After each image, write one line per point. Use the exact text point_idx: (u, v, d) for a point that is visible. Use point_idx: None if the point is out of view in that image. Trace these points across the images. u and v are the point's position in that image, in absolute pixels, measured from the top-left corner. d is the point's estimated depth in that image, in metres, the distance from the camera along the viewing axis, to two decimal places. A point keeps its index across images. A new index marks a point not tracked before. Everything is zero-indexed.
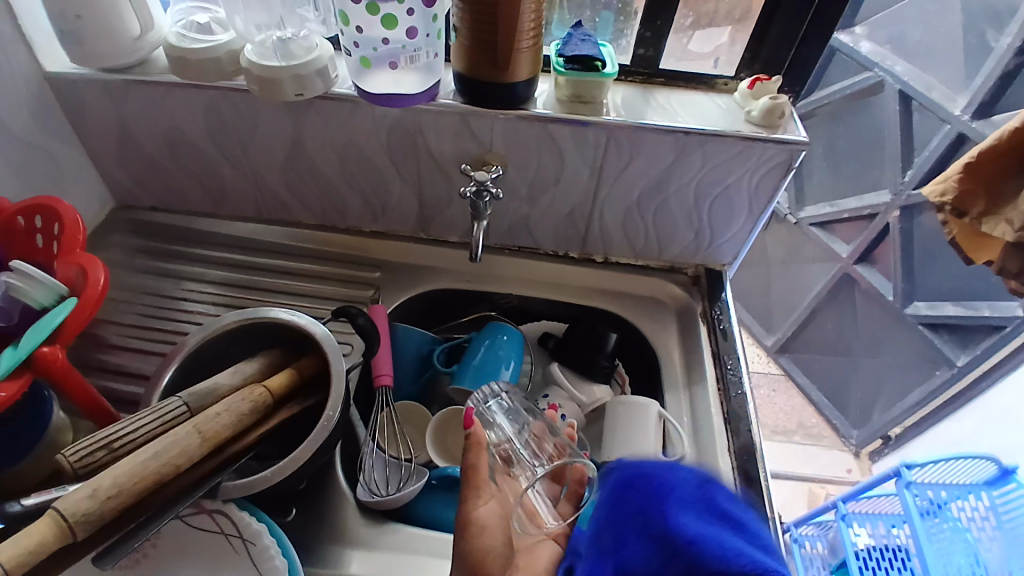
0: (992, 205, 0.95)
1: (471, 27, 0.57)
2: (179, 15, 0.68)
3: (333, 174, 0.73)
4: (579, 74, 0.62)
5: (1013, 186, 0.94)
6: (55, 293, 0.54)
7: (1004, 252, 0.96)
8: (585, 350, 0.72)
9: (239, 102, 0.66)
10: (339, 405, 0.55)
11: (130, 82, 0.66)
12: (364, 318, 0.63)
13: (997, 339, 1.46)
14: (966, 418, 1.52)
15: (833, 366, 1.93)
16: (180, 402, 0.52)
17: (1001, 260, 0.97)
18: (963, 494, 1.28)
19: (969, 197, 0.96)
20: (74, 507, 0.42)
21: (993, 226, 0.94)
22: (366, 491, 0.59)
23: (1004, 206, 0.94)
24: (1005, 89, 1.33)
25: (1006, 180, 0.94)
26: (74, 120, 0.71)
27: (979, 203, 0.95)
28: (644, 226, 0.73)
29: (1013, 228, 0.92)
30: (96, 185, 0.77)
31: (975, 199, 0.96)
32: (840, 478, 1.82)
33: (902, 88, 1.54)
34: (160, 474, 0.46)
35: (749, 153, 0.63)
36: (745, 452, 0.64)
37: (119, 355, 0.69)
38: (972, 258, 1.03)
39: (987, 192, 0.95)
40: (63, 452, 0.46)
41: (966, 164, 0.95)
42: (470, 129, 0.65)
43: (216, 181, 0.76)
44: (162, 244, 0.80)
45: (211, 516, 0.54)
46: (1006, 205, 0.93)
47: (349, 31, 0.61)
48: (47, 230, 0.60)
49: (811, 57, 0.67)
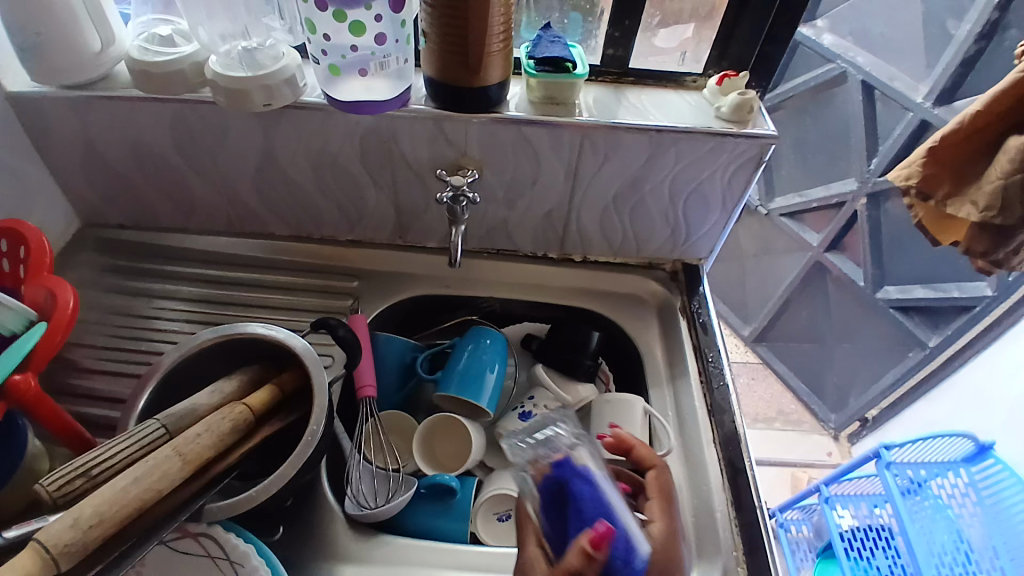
0: (957, 187, 0.97)
1: (442, 32, 0.57)
2: (142, 28, 0.66)
3: (307, 184, 0.72)
4: (552, 76, 0.62)
5: (975, 168, 0.96)
6: (25, 318, 0.52)
7: (972, 235, 1.00)
8: (569, 351, 0.72)
9: (207, 113, 0.65)
10: (323, 419, 0.54)
11: (92, 97, 0.64)
12: (345, 330, 0.62)
13: (966, 320, 1.50)
14: (941, 398, 1.57)
15: (809, 353, 1.96)
16: (158, 425, 0.51)
17: (968, 243, 1.01)
18: (942, 472, 1.31)
19: (934, 180, 0.98)
20: (56, 537, 0.41)
21: (959, 207, 0.97)
22: (354, 505, 0.59)
23: (967, 188, 0.96)
24: (966, 76, 1.37)
25: (970, 163, 0.97)
26: (35, 138, 0.68)
27: (944, 186, 0.98)
28: (622, 224, 0.74)
29: (978, 210, 0.94)
30: (60, 203, 0.75)
31: (940, 181, 0.98)
32: (822, 462, 1.85)
33: (866, 78, 1.57)
34: (142, 499, 0.45)
35: (721, 149, 0.64)
36: (731, 444, 0.65)
37: (93, 379, 0.67)
38: (939, 240, 1.05)
39: (952, 171, 0.97)
40: (39, 481, 0.45)
41: (932, 149, 0.97)
42: (444, 134, 0.65)
43: (186, 196, 0.74)
44: (132, 262, 0.78)
45: (197, 539, 0.53)
46: (970, 186, 0.96)
47: (316, 39, 0.60)
48: (13, 253, 0.58)
49: (778, 53, 0.68)
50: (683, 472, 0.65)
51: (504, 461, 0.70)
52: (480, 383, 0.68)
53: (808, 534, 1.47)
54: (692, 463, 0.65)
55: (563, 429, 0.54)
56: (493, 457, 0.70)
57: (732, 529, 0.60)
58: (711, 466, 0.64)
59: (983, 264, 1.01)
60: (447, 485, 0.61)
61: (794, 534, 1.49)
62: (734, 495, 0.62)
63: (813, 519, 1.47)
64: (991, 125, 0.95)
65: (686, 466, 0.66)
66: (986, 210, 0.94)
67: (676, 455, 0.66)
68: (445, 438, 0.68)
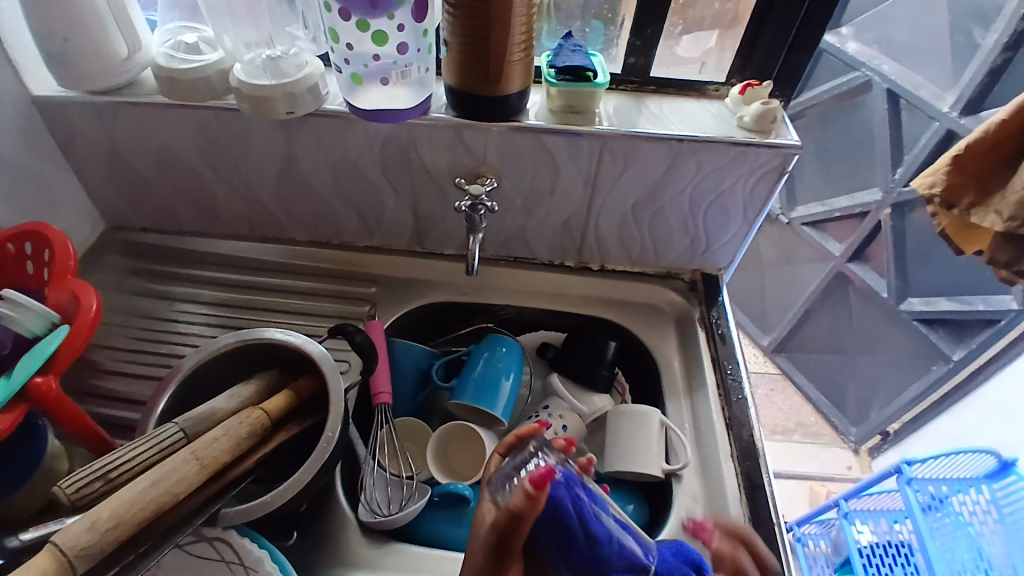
0: (981, 197, 0.95)
1: (462, 41, 0.57)
2: (168, 35, 0.67)
3: (327, 191, 0.72)
4: (572, 85, 0.62)
5: (1000, 177, 0.94)
6: (48, 321, 0.54)
7: (998, 244, 0.98)
8: (585, 360, 0.72)
9: (230, 120, 0.65)
10: (338, 425, 0.54)
11: (119, 104, 0.65)
12: (361, 336, 0.62)
13: (991, 333, 1.46)
14: (965, 413, 1.53)
15: (830, 364, 1.93)
16: (176, 428, 0.51)
17: (991, 252, 0.99)
18: (964, 489, 1.28)
19: (958, 189, 0.96)
20: (74, 540, 0.41)
21: (983, 216, 0.94)
22: (368, 512, 0.59)
23: (991, 198, 0.94)
24: (993, 86, 1.35)
25: (995, 172, 0.95)
26: (63, 142, 0.70)
27: (968, 195, 0.96)
28: (641, 233, 0.73)
29: (1002, 219, 0.92)
30: (86, 206, 0.77)
31: (964, 190, 0.96)
32: (841, 476, 1.82)
33: (890, 87, 1.55)
34: (159, 503, 0.45)
35: (743, 159, 0.64)
36: (749, 459, 0.64)
37: (114, 380, 0.68)
38: (963, 248, 1.03)
39: (976, 181, 0.95)
40: (59, 483, 0.45)
41: (955, 157, 0.95)
42: (463, 142, 0.65)
43: (208, 200, 0.75)
44: (155, 265, 0.79)
45: (212, 544, 0.53)
46: (993, 196, 0.94)
47: (339, 48, 0.60)
48: (37, 256, 0.59)
49: (802, 62, 0.67)
50: (699, 486, 0.64)
51: None
52: (496, 391, 0.68)
53: (826, 549, 1.45)
54: (709, 477, 0.64)
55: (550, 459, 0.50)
56: None
57: None
58: (729, 481, 0.63)
59: (1006, 274, 0.99)
60: (460, 495, 0.60)
61: (811, 549, 1.47)
62: (752, 510, 0.61)
63: (832, 534, 1.45)
64: (1016, 134, 0.92)
65: (703, 480, 0.65)
66: (1010, 219, 0.91)
67: (693, 468, 0.66)
68: (461, 446, 0.68)
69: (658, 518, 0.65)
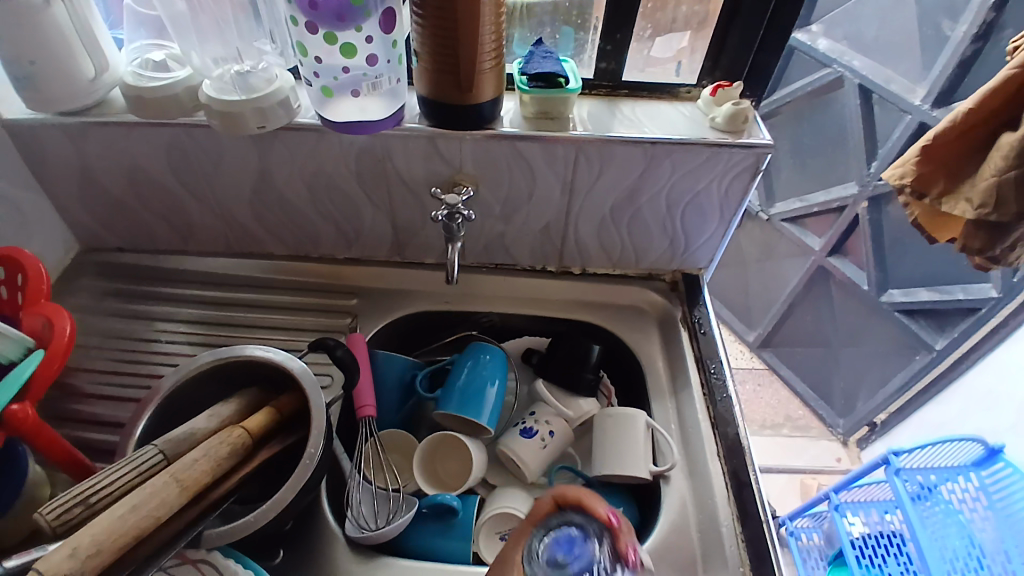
0: (952, 185, 0.96)
1: (432, 51, 0.57)
2: (136, 54, 0.67)
3: (303, 204, 0.72)
4: (545, 91, 0.62)
5: (970, 164, 0.95)
6: (24, 347, 0.53)
7: (969, 231, 0.97)
8: (569, 365, 0.72)
9: (202, 137, 0.65)
10: (321, 441, 0.54)
11: (88, 124, 0.64)
12: (343, 350, 0.62)
13: (971, 322, 1.48)
14: (950, 400, 1.55)
15: (815, 357, 1.95)
16: (156, 451, 0.51)
17: (965, 239, 0.98)
18: (953, 476, 1.30)
19: (929, 178, 0.97)
20: (55, 567, 0.40)
21: (955, 206, 0.94)
22: (355, 527, 0.58)
23: (962, 186, 0.94)
24: (964, 77, 1.37)
25: (965, 160, 0.95)
26: (32, 164, 0.69)
27: (938, 183, 0.96)
28: (620, 236, 0.73)
29: (973, 207, 0.92)
30: (59, 228, 0.75)
31: (934, 180, 0.97)
32: (831, 468, 1.83)
33: (862, 82, 1.57)
34: (139, 528, 0.44)
35: (717, 159, 0.64)
36: (735, 457, 0.64)
37: (94, 404, 0.67)
38: (935, 237, 1.03)
39: (946, 170, 0.96)
40: (39, 510, 0.44)
41: (926, 146, 0.96)
42: (439, 151, 0.65)
43: (183, 219, 0.75)
44: (132, 285, 0.78)
45: (195, 566, 0.52)
46: (963, 184, 0.94)
47: (308, 62, 0.60)
48: (10, 281, 0.58)
49: (771, 62, 0.68)
50: (688, 486, 0.65)
51: (506, 477, 0.69)
52: (481, 401, 0.68)
53: (819, 541, 1.46)
54: (697, 476, 0.65)
55: None
56: (494, 473, 0.70)
57: (738, 543, 0.59)
58: (716, 480, 0.63)
59: (981, 260, 0.99)
60: (448, 506, 0.60)
61: (805, 542, 1.48)
62: (740, 509, 0.61)
63: (824, 527, 1.46)
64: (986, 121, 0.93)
65: (690, 480, 0.65)
66: (981, 208, 0.91)
67: (680, 469, 0.66)
68: (450, 456, 0.68)
69: (647, 520, 0.66)
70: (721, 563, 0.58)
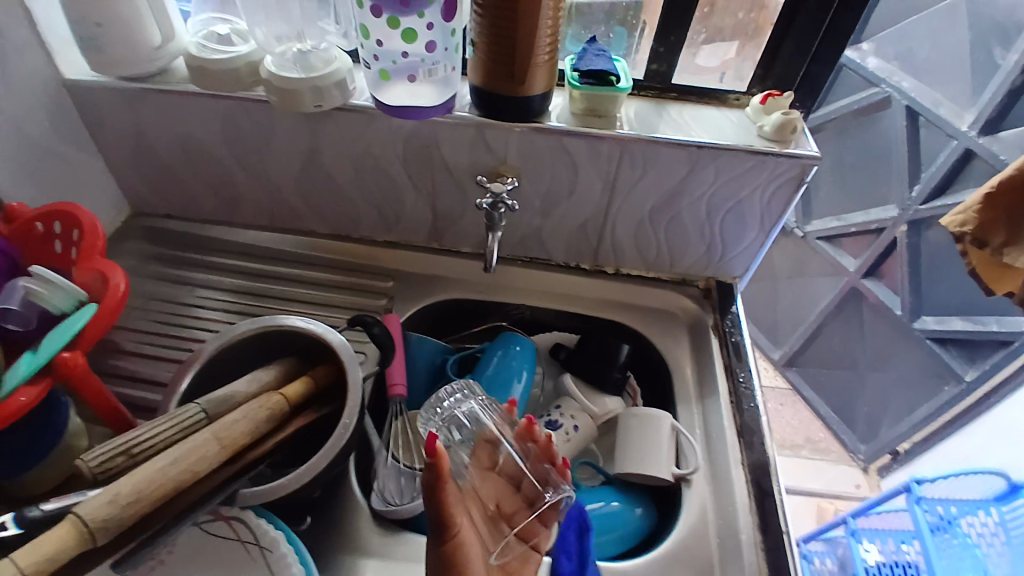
0: (1011, 237, 1.04)
1: (489, 41, 0.58)
2: (200, 25, 0.69)
3: (348, 184, 0.74)
4: (593, 89, 0.63)
5: None
6: (75, 299, 0.55)
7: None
8: (597, 362, 0.72)
9: (257, 112, 0.67)
10: (356, 414, 0.55)
11: (148, 90, 0.67)
12: (380, 328, 0.65)
13: (1005, 353, 1.47)
14: (974, 432, 1.52)
15: (840, 381, 1.92)
16: (198, 409, 0.52)
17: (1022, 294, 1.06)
18: (973, 510, 1.25)
19: (991, 228, 1.05)
20: (97, 511, 0.42)
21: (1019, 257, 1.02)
22: (380, 500, 0.60)
23: None
24: (1012, 105, 1.34)
25: None
26: (92, 126, 0.71)
27: (1000, 234, 1.05)
28: (657, 238, 0.74)
29: None
30: (111, 191, 0.78)
31: (997, 229, 1.05)
32: (849, 494, 1.81)
33: (909, 104, 1.55)
34: (181, 480, 0.46)
35: (762, 168, 0.64)
36: (759, 467, 0.64)
37: (131, 361, 0.70)
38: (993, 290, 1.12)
39: (1009, 220, 1.04)
40: (81, 458, 0.47)
41: (988, 196, 1.04)
42: (485, 141, 0.66)
43: (231, 190, 0.77)
44: (176, 252, 0.80)
45: (228, 523, 0.54)
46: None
47: (369, 45, 0.61)
48: (67, 237, 0.60)
49: (823, 75, 0.68)
50: (708, 491, 0.65)
51: None
52: (506, 391, 0.68)
53: (832, 566, 1.43)
54: (719, 483, 0.65)
55: (470, 409, 0.60)
56: None
57: (756, 552, 0.59)
58: (738, 487, 0.63)
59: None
60: None
61: (817, 565, 1.46)
62: (761, 519, 0.61)
63: (838, 552, 1.43)
64: None
65: (712, 485, 0.65)
66: None
67: (703, 473, 0.66)
68: None
69: (666, 522, 0.66)
70: (737, 570, 0.58)
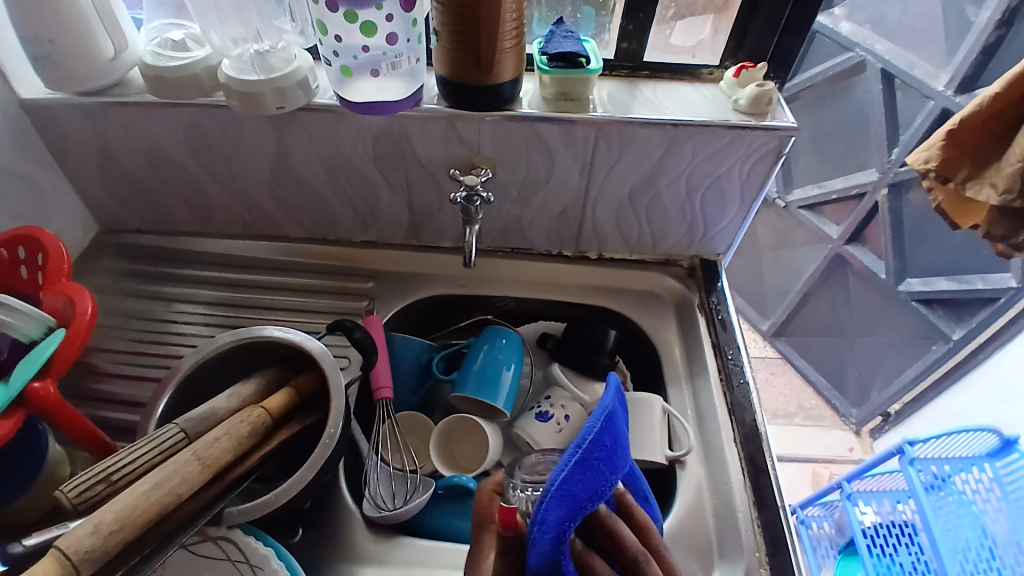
0: (977, 170, 0.95)
1: (453, 31, 0.57)
2: (154, 34, 0.66)
3: (322, 186, 0.72)
4: (564, 72, 0.62)
5: (995, 151, 0.95)
6: (43, 326, 0.52)
7: (993, 218, 0.97)
8: (586, 349, 0.71)
9: (220, 117, 0.65)
10: (340, 422, 0.54)
11: (106, 104, 0.64)
12: (361, 332, 0.62)
13: (992, 310, 1.47)
14: (965, 391, 1.55)
15: (830, 347, 1.94)
16: (178, 428, 0.50)
17: (988, 226, 0.98)
18: (967, 467, 1.29)
19: (954, 163, 0.96)
20: (78, 544, 0.41)
21: (978, 191, 0.94)
22: (372, 507, 0.59)
23: (986, 170, 0.94)
24: (986, 64, 1.35)
25: (990, 146, 0.95)
26: (52, 144, 0.69)
27: (963, 169, 0.96)
28: (638, 221, 0.73)
29: (997, 192, 0.92)
30: (78, 209, 0.76)
31: (959, 165, 0.96)
32: (843, 458, 1.84)
33: (885, 66, 1.54)
34: (163, 504, 0.45)
35: (739, 143, 0.63)
36: (752, 443, 0.64)
37: (113, 383, 0.68)
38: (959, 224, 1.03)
39: (970, 157, 0.96)
40: (61, 488, 0.45)
41: (949, 132, 0.96)
42: (457, 132, 0.64)
43: (202, 200, 0.75)
44: (151, 266, 0.78)
45: (217, 543, 0.53)
46: (988, 169, 0.94)
47: (328, 41, 0.60)
48: (32, 261, 0.57)
49: (797, 43, 0.67)
50: (703, 471, 0.65)
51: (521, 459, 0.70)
52: (496, 384, 0.68)
53: (829, 530, 1.46)
54: (712, 462, 0.65)
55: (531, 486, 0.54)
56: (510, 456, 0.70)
57: (754, 528, 0.59)
58: (732, 465, 0.63)
59: (1002, 248, 0.99)
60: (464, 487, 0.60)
61: (815, 530, 1.48)
62: (757, 496, 0.60)
63: (835, 516, 1.46)
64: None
65: (706, 466, 0.65)
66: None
67: (696, 454, 0.66)
68: (466, 439, 0.68)
69: (663, 504, 0.66)
70: (736, 550, 0.58)
